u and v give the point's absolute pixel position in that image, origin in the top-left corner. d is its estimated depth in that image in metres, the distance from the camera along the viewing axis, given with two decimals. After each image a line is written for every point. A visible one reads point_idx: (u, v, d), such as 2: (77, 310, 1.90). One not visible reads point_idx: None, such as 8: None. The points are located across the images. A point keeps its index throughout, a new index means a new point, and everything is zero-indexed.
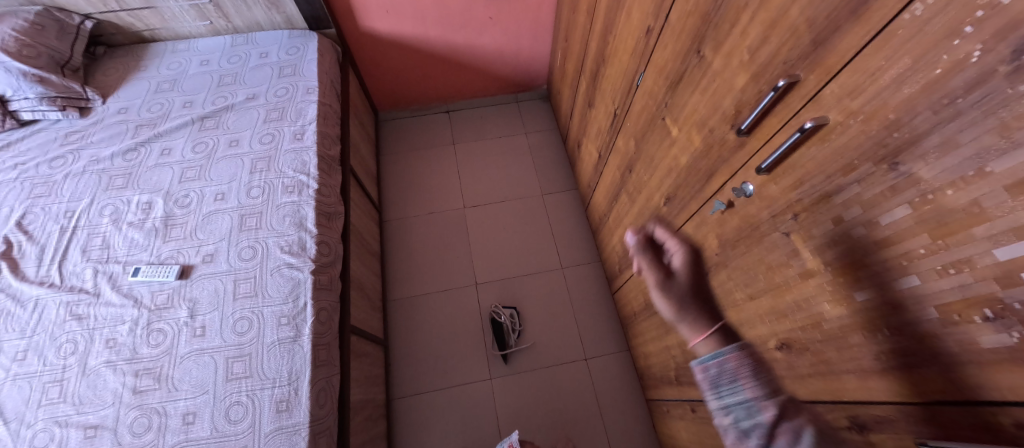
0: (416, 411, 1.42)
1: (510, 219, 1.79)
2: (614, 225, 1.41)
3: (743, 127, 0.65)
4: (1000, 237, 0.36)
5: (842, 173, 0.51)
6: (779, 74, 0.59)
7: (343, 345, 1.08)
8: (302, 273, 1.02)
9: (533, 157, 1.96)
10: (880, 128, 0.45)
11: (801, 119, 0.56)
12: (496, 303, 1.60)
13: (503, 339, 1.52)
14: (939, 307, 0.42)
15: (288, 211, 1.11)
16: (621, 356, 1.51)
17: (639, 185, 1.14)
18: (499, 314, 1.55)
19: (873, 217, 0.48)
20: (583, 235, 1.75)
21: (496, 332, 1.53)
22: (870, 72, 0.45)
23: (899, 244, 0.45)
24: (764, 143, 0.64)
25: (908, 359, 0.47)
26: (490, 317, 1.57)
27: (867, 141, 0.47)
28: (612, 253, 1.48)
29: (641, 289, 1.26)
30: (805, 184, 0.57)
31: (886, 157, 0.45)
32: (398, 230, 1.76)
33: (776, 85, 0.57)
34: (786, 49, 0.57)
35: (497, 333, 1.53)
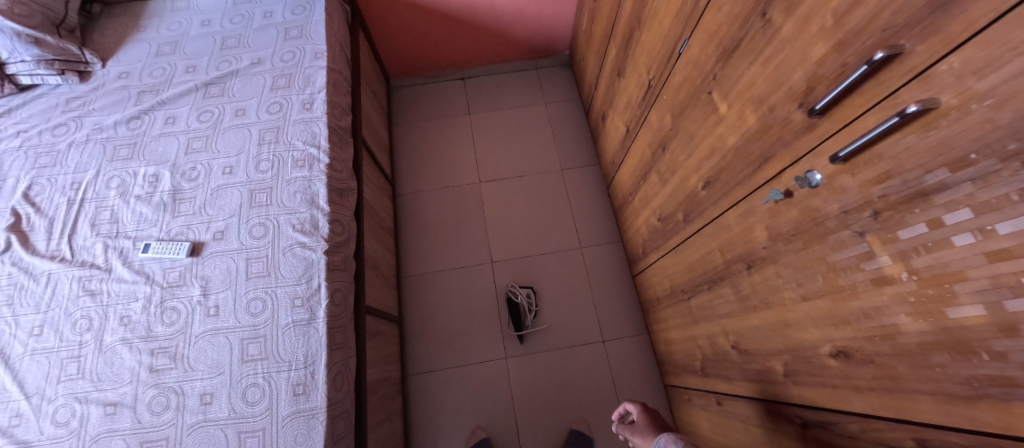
0: (431, 386, 1.43)
1: (527, 195, 1.72)
2: (640, 207, 1.33)
3: (818, 107, 0.56)
4: None
5: (951, 168, 0.42)
6: (874, 43, 0.49)
7: (359, 326, 1.06)
8: (316, 253, 0.98)
9: (552, 129, 1.85)
10: (1015, 116, 0.36)
11: (900, 101, 0.47)
12: (513, 282, 1.56)
13: (519, 318, 1.49)
14: None
15: (299, 187, 1.05)
16: (639, 339, 1.48)
17: (672, 166, 1.05)
18: (515, 294, 1.51)
19: (989, 224, 0.40)
20: (604, 214, 1.68)
21: (512, 311, 1.50)
22: (1011, 44, 0.36)
23: (1020, 259, 0.37)
24: (844, 128, 0.54)
25: (1009, 391, 0.40)
26: (506, 296, 1.53)
27: (991, 132, 0.38)
28: (636, 235, 1.41)
29: (667, 274, 1.20)
30: (894, 178, 0.49)
31: (1017, 152, 0.36)
32: (412, 204, 1.71)
33: (872, 58, 0.47)
34: (889, 13, 0.47)
35: (514, 312, 1.50)
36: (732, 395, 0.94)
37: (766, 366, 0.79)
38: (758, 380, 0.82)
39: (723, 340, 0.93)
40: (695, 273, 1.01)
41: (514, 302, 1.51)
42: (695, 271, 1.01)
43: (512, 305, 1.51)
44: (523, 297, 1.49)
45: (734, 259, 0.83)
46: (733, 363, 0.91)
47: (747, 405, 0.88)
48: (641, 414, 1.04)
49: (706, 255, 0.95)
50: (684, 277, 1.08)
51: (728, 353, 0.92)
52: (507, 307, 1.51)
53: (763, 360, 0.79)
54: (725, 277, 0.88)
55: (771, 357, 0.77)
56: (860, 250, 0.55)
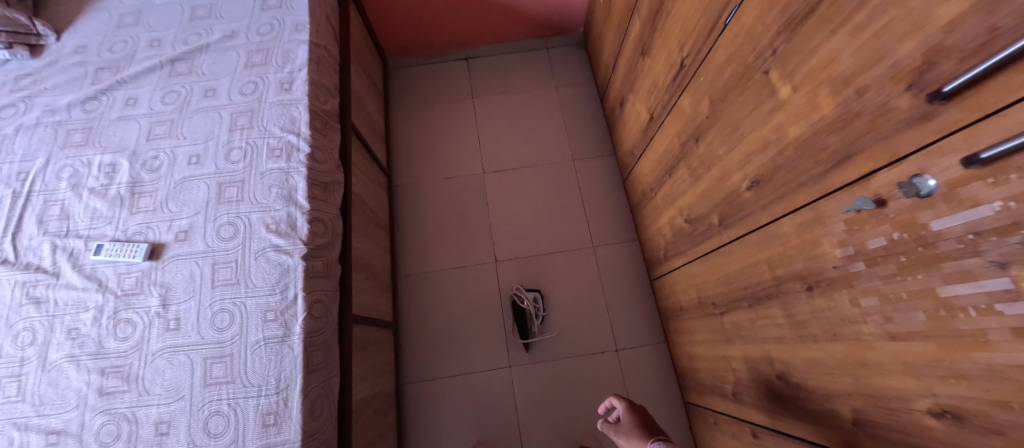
0: (428, 397, 1.31)
1: (536, 188, 1.57)
2: (663, 205, 1.18)
3: (946, 91, 0.40)
4: None
5: None
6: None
7: (346, 339, 0.93)
8: (292, 259, 0.84)
9: (564, 115, 1.69)
10: None
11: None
12: (518, 285, 1.42)
13: (525, 325, 1.35)
14: None
15: (275, 181, 0.91)
16: (656, 349, 1.35)
17: (708, 160, 0.90)
18: (520, 298, 1.38)
19: None
20: (620, 210, 1.53)
21: (517, 317, 1.37)
22: None
23: None
24: (983, 120, 0.38)
25: None
26: (511, 300, 1.40)
27: None
28: (657, 236, 1.26)
29: (694, 283, 1.05)
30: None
31: None
32: (410, 197, 1.56)
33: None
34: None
35: (519, 318, 1.37)
36: (773, 431, 0.80)
37: (826, 409, 0.65)
38: (812, 422, 0.69)
39: (766, 367, 0.79)
40: (733, 287, 0.87)
41: (519, 306, 1.38)
42: (732, 284, 0.87)
43: (518, 310, 1.37)
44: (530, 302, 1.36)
45: (789, 277, 0.69)
46: (777, 396, 0.77)
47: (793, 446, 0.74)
48: (625, 413, 0.94)
49: (748, 267, 0.80)
50: (716, 289, 0.94)
51: (771, 383, 0.79)
52: (512, 312, 1.38)
53: (822, 401, 0.65)
54: (775, 296, 0.73)
55: (835, 399, 0.63)
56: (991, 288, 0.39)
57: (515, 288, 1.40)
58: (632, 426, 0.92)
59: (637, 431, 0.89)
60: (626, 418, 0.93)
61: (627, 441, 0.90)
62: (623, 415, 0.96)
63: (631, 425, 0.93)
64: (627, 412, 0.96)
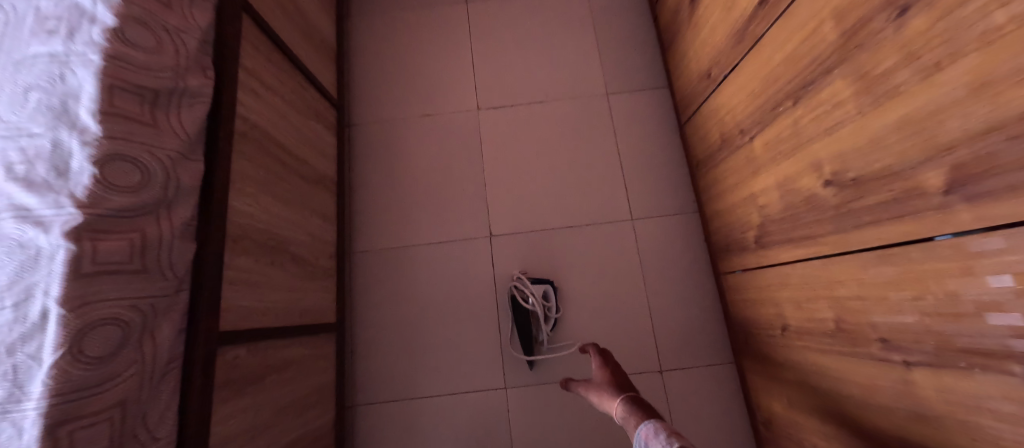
0: (386, 425, 0.92)
1: (551, 132, 1.08)
2: (764, 156, 0.69)
3: None
4: None
5: None
6: None
7: (201, 382, 0.51)
8: (46, 236, 0.41)
9: (596, 28, 1.17)
10: None
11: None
12: (523, 273, 0.97)
13: (528, 332, 0.92)
14: None
15: (39, 80, 0.46)
16: (719, 372, 0.91)
17: (926, 43, 0.38)
18: (524, 294, 0.93)
19: None
20: (672, 167, 1.05)
21: (517, 319, 0.94)
22: None
23: None
24: None
25: None
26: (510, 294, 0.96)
27: None
28: (743, 208, 0.79)
29: (828, 295, 0.59)
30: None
31: None
32: (371, 141, 1.10)
33: None
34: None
35: (519, 321, 0.93)
36: None
37: None
38: None
39: None
40: (959, 326, 0.40)
41: (521, 305, 0.93)
42: (961, 320, 0.40)
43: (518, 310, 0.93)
44: (537, 304, 0.90)
45: None
46: None
47: None
48: (603, 362, 0.73)
49: None
50: (899, 316, 0.47)
51: None
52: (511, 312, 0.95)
53: None
54: None
55: None
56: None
57: (517, 278, 0.95)
58: (604, 378, 0.70)
59: (610, 384, 0.68)
60: (604, 367, 0.72)
61: (597, 394, 0.69)
62: (599, 363, 0.74)
63: (605, 377, 0.71)
64: (603, 360, 0.74)
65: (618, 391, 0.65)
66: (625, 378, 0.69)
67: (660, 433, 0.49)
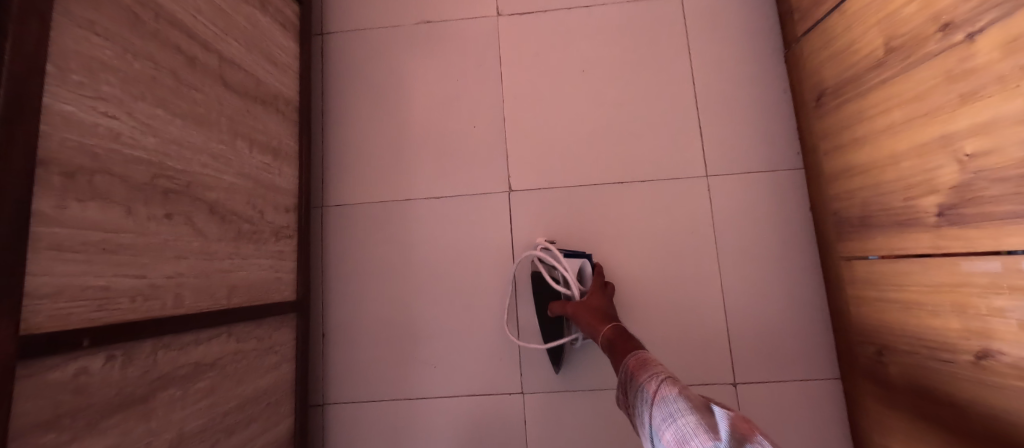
0: (365, 431, 0.71)
1: (596, 48, 0.78)
2: (1002, 63, 0.39)
3: None
4: None
5: None
6: None
7: None
8: None
9: None
10: None
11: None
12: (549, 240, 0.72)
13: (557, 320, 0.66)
14: None
15: None
16: (815, 389, 0.66)
17: None
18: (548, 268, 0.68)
19: None
20: (768, 104, 0.74)
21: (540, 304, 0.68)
22: None
23: None
24: None
25: None
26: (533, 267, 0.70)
27: None
28: (913, 160, 0.49)
29: None
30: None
31: None
32: (350, 56, 0.81)
33: None
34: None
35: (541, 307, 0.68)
36: None
37: None
38: None
39: None
40: None
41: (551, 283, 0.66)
42: None
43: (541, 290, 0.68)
44: (575, 289, 0.61)
45: None
46: None
47: None
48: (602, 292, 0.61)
49: None
50: None
51: None
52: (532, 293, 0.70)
53: None
54: None
55: None
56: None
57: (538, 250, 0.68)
58: (593, 301, 0.59)
59: (600, 313, 0.57)
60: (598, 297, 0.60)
61: (580, 311, 0.58)
62: (596, 287, 0.62)
63: (593, 300, 0.59)
64: (602, 287, 0.62)
65: (607, 319, 0.55)
66: (613, 306, 0.60)
67: (649, 365, 0.41)
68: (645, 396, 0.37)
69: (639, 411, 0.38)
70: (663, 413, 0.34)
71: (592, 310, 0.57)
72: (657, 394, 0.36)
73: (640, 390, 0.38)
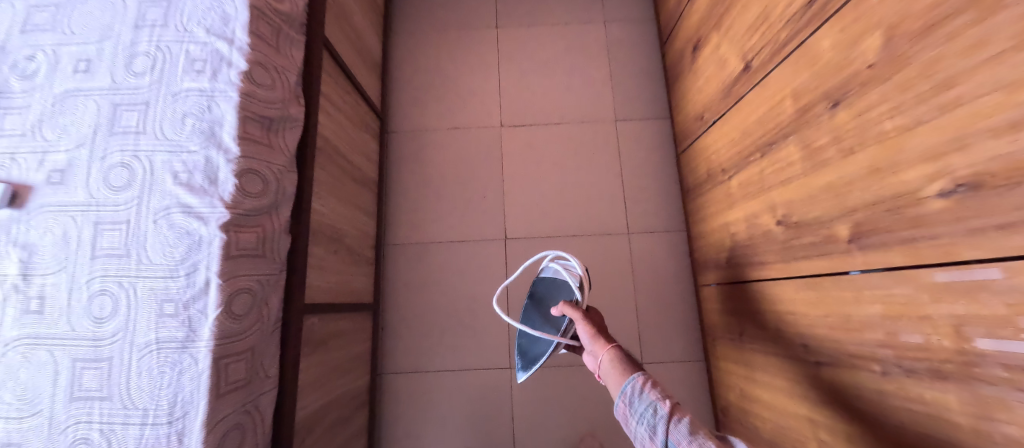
0: (408, 391, 1.10)
1: (562, 150, 1.24)
2: (740, 193, 0.85)
3: None
4: None
5: None
6: None
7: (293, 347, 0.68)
8: (206, 227, 0.58)
9: (611, 59, 1.32)
10: None
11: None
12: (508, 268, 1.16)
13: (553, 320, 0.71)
14: None
15: (191, 108, 0.62)
16: (690, 366, 1.09)
17: (853, 136, 0.56)
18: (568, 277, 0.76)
19: None
20: (665, 189, 1.20)
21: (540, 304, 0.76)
22: None
23: None
24: None
25: None
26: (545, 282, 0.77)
27: None
28: (721, 232, 0.95)
29: (777, 309, 0.75)
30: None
31: None
32: (407, 147, 1.26)
33: None
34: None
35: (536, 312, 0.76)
36: None
37: None
38: None
39: None
40: (856, 336, 0.57)
41: (569, 289, 0.72)
42: (852, 331, 0.58)
43: (545, 295, 0.77)
44: (583, 300, 0.65)
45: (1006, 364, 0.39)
46: None
47: None
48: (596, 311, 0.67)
49: (903, 317, 0.50)
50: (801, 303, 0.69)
51: None
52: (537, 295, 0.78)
53: None
54: (956, 380, 0.44)
55: None
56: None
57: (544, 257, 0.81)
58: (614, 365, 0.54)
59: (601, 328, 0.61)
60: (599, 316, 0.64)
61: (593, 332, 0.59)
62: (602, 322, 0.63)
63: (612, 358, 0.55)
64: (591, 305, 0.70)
65: (609, 338, 0.59)
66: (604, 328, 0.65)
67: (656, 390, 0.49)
68: (655, 412, 0.46)
69: (648, 424, 0.46)
70: (677, 430, 0.44)
71: (597, 325, 0.61)
72: (669, 414, 0.45)
73: (652, 409, 0.46)
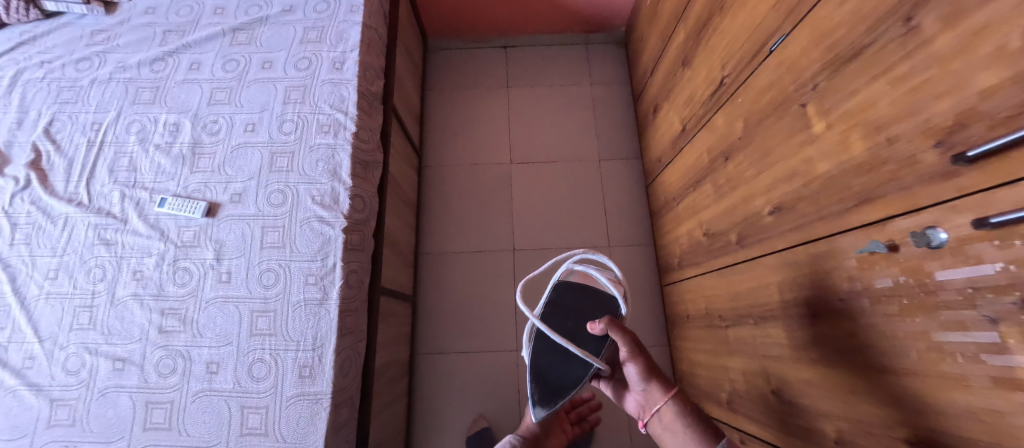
0: (436, 368, 1.40)
1: (558, 182, 1.60)
2: (683, 215, 1.21)
3: (992, 219, 0.41)
4: None
5: None
6: None
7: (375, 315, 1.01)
8: (333, 230, 0.92)
9: (596, 112, 1.70)
10: None
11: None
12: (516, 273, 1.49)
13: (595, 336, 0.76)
14: None
15: (322, 156, 0.97)
16: (657, 351, 1.40)
17: (735, 179, 0.92)
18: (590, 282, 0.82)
19: None
20: (637, 213, 1.56)
21: (569, 314, 0.79)
22: None
23: None
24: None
25: None
26: (570, 288, 0.82)
27: None
28: (673, 244, 1.29)
29: (705, 296, 1.09)
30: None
31: None
32: (437, 178, 1.62)
33: None
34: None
35: (565, 324, 0.79)
36: (759, 440, 0.86)
37: (813, 425, 0.70)
38: (798, 434, 0.74)
39: (763, 382, 0.85)
40: (742, 304, 0.91)
41: (602, 300, 0.80)
42: (740, 301, 0.92)
43: (579, 308, 0.80)
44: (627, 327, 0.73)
45: (798, 302, 0.73)
46: (769, 409, 0.83)
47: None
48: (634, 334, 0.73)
49: (761, 287, 0.84)
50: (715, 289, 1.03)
51: (764, 397, 0.84)
52: (561, 304, 0.81)
53: (809, 417, 0.71)
54: (782, 318, 0.77)
55: (822, 417, 0.68)
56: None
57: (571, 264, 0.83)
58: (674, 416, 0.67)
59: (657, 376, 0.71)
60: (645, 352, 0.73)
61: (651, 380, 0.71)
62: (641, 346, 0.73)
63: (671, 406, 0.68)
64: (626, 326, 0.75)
65: (666, 387, 0.71)
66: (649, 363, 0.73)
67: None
68: None
69: None
70: None
71: (651, 368, 0.71)
72: None
73: None
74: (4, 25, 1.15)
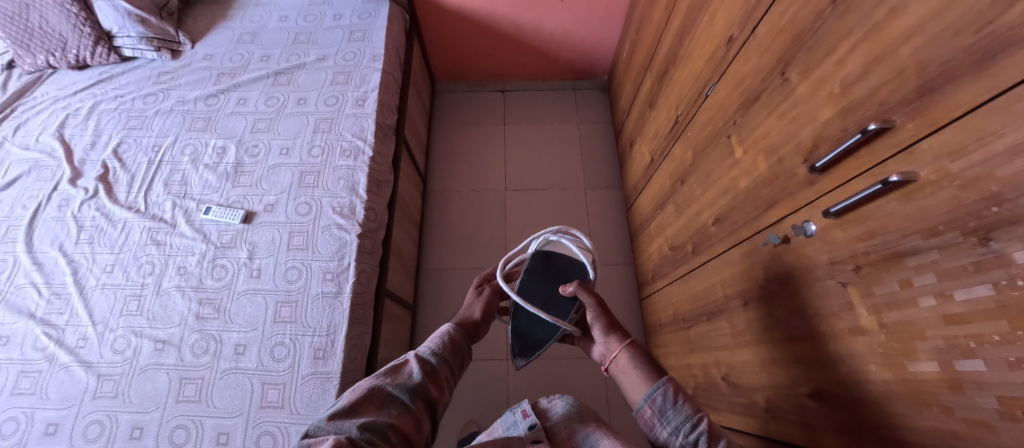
0: None
1: (547, 206, 1.79)
2: (654, 233, 1.38)
3: (833, 209, 0.58)
4: (941, 294, 0.45)
5: (903, 237, 0.49)
6: (860, 123, 0.55)
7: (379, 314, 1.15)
8: (349, 235, 1.09)
9: (582, 147, 1.92)
10: (938, 216, 0.45)
11: (967, 145, 0.41)
12: None
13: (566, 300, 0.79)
14: (939, 362, 0.45)
15: (343, 174, 1.16)
16: None
17: (689, 198, 1.10)
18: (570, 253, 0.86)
19: (914, 296, 0.48)
20: (619, 235, 1.72)
21: (546, 280, 0.84)
22: (936, 156, 0.45)
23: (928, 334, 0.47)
24: (857, 203, 0.55)
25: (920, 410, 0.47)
26: (551, 259, 0.86)
27: (946, 212, 0.44)
28: (648, 260, 1.45)
29: (673, 302, 1.22)
30: (939, 234, 0.45)
31: (899, 252, 0.50)
32: (439, 201, 1.81)
33: (885, 179, 0.49)
34: (907, 54, 0.48)
35: (542, 290, 0.82)
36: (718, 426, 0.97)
37: (752, 400, 0.83)
38: (743, 411, 0.86)
39: (716, 371, 0.97)
40: (698, 304, 1.05)
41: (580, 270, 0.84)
42: (697, 303, 1.06)
43: (557, 276, 0.84)
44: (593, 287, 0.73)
45: (734, 295, 0.88)
46: (722, 394, 0.95)
47: (731, 434, 0.91)
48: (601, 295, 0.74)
49: (710, 288, 0.99)
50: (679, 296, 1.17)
51: (718, 384, 0.97)
52: (541, 274, 0.85)
53: (749, 393, 0.84)
54: (725, 311, 0.92)
55: (757, 391, 0.81)
56: (878, 291, 0.53)
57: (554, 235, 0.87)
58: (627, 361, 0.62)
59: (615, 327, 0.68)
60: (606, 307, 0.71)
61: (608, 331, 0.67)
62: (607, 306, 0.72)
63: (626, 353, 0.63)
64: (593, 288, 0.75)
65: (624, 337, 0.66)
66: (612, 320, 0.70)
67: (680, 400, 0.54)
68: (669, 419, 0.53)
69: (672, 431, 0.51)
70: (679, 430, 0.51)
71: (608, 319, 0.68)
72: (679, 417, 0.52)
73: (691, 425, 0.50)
74: (86, 66, 1.39)
